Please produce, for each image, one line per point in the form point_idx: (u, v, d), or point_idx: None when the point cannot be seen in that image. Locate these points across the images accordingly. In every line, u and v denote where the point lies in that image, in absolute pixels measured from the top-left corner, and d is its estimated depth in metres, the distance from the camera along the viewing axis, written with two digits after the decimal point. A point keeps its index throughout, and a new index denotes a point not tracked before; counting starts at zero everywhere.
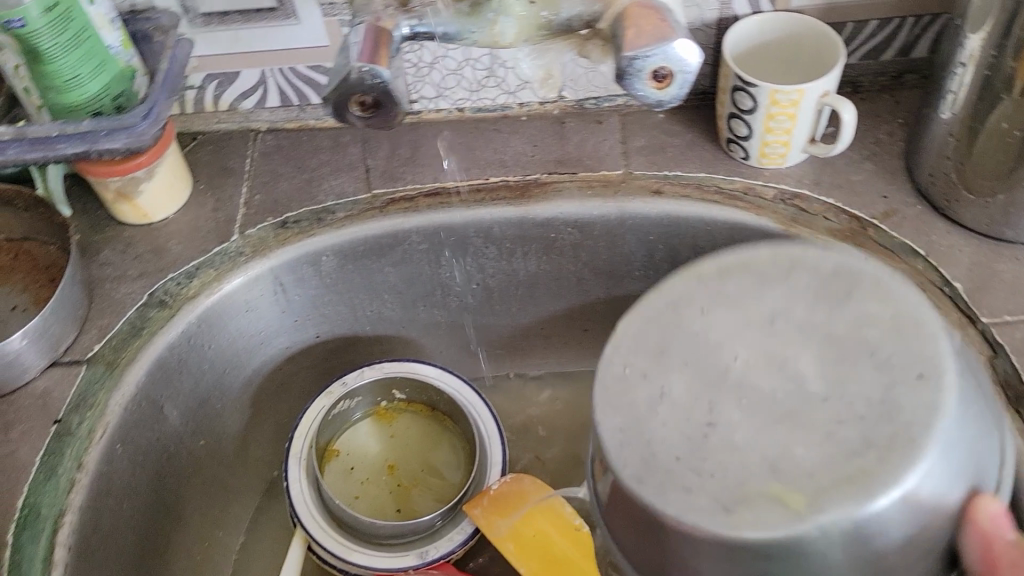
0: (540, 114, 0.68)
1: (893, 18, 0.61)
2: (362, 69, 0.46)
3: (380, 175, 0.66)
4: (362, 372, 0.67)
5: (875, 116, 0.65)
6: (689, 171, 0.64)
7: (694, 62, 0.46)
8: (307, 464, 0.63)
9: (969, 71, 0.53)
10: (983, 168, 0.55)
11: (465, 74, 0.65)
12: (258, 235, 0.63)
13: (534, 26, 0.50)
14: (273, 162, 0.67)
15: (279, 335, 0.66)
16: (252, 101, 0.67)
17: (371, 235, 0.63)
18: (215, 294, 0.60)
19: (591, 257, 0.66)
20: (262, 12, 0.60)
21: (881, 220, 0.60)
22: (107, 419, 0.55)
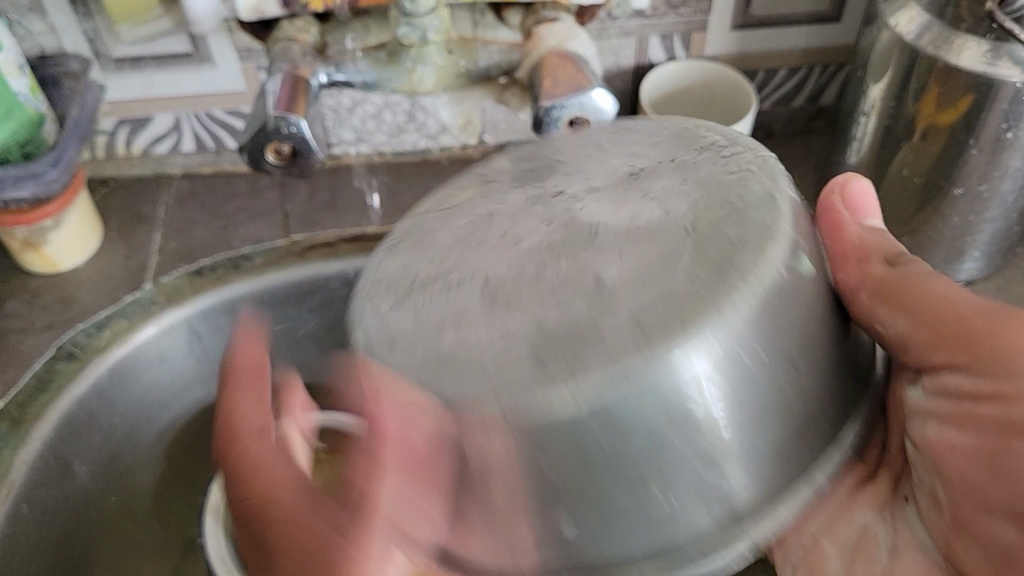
0: (461, 158, 0.68)
1: (800, 66, 0.63)
2: (278, 119, 0.46)
3: (299, 221, 0.65)
4: None
5: (786, 159, 0.67)
6: None
7: (611, 111, 0.47)
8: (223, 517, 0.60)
9: (871, 120, 0.56)
10: (887, 213, 0.58)
11: (385, 119, 0.65)
12: (172, 283, 0.61)
13: (452, 73, 0.50)
14: (187, 209, 0.65)
15: (194, 387, 0.64)
16: (166, 146, 0.65)
17: (291, 282, 0.61)
18: (127, 345, 0.59)
19: None
20: (176, 57, 0.59)
21: None
22: (11, 479, 0.53)
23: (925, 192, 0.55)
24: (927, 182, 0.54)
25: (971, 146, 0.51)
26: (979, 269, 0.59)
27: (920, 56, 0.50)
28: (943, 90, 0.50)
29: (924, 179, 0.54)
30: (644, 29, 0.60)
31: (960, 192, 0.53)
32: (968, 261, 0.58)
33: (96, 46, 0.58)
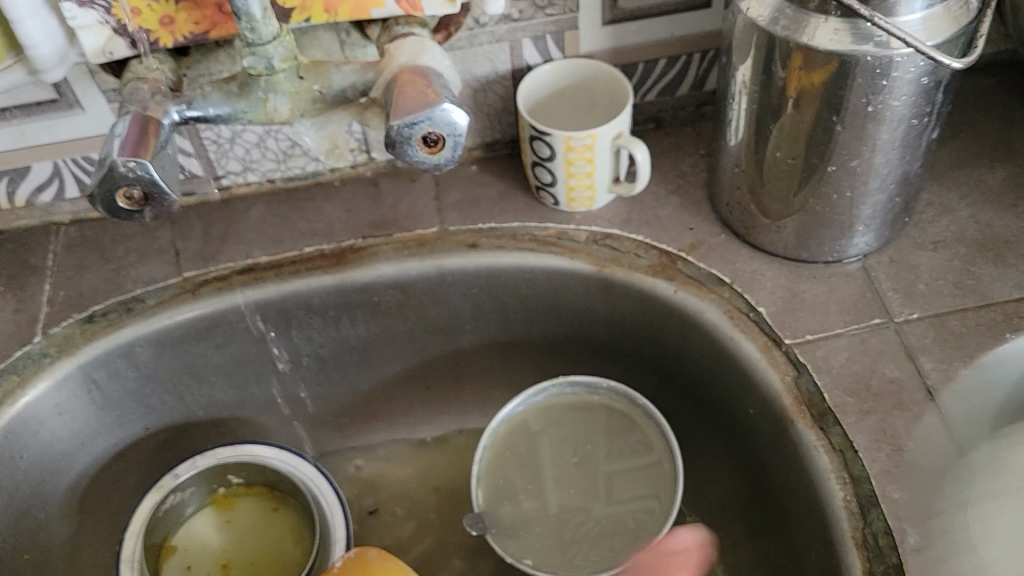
0: (354, 177, 0.68)
1: (679, 55, 0.63)
2: (125, 163, 0.45)
3: (192, 257, 0.64)
4: (194, 461, 0.63)
5: (678, 148, 0.66)
6: (504, 221, 0.64)
7: (464, 123, 0.47)
8: (140, 566, 0.59)
9: (742, 104, 0.55)
10: (771, 195, 0.57)
11: (269, 146, 0.64)
12: (64, 333, 0.60)
13: (306, 99, 0.49)
14: (77, 255, 0.64)
15: (100, 435, 0.63)
16: (49, 194, 0.64)
17: (185, 321, 0.61)
18: (18, 402, 0.58)
19: (418, 316, 0.65)
20: (43, 104, 0.58)
21: (689, 252, 0.61)
22: None
23: (802, 172, 0.54)
24: (803, 162, 0.53)
25: (838, 125, 0.50)
26: (869, 243, 0.58)
27: (777, 40, 0.49)
28: (803, 71, 0.49)
29: (800, 159, 0.53)
30: (515, 33, 0.60)
31: (834, 170, 0.53)
32: (857, 236, 0.57)
33: None
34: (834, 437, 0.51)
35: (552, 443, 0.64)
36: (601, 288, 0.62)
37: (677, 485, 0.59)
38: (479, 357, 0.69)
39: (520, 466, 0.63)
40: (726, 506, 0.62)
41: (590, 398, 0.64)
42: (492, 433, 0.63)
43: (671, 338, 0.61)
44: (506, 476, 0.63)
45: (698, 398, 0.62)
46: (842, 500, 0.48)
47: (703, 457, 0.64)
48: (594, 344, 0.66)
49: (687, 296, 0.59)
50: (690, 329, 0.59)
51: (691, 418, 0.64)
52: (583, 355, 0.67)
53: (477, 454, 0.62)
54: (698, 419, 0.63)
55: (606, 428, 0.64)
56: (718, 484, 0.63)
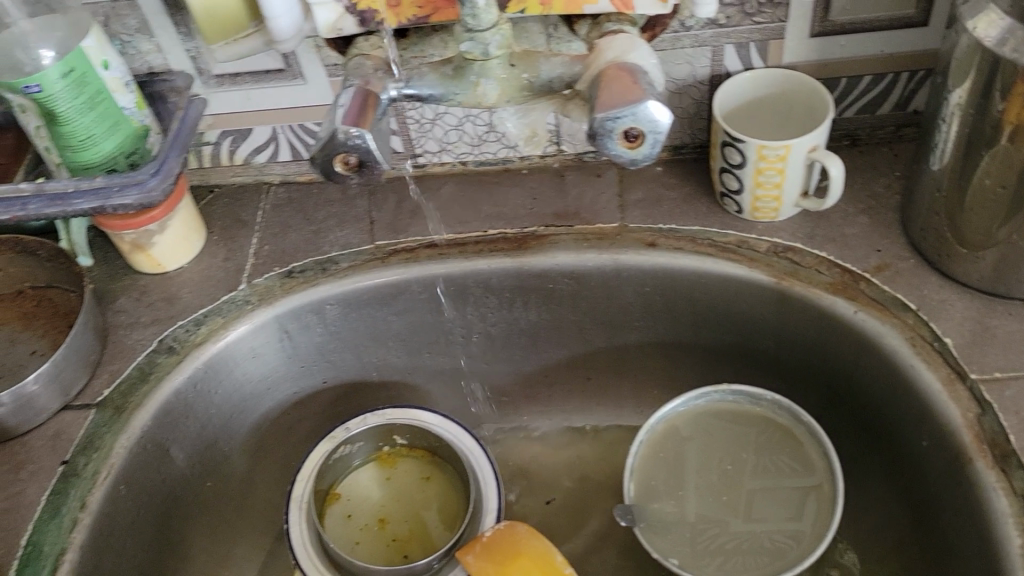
0: (541, 167, 0.70)
1: (886, 73, 0.62)
2: (347, 132, 0.49)
3: (384, 228, 0.68)
4: (365, 418, 0.68)
5: (872, 168, 0.65)
6: (684, 223, 0.65)
7: (666, 122, 0.47)
8: (308, 508, 0.64)
9: (952, 127, 0.54)
10: (971, 224, 0.55)
11: (466, 130, 0.67)
12: (265, 284, 0.66)
13: (514, 86, 0.52)
14: (283, 214, 0.70)
15: (285, 381, 0.68)
16: (265, 156, 0.70)
17: (373, 286, 0.65)
18: (221, 341, 0.63)
19: (589, 307, 0.67)
20: (270, 73, 0.63)
21: (873, 273, 0.59)
22: (111, 461, 0.58)
23: (1010, 202, 0.52)
24: (1013, 193, 0.51)
25: None
26: None
27: (1002, 63, 0.48)
28: None
29: (1010, 189, 0.51)
30: (719, 39, 0.60)
31: None
32: None
33: (198, 63, 0.63)
34: (1014, 481, 0.49)
35: (707, 447, 0.64)
36: (776, 300, 0.61)
37: (836, 507, 0.58)
38: (642, 354, 0.70)
39: (675, 466, 0.64)
40: (882, 537, 0.60)
41: (753, 409, 0.64)
42: (650, 428, 0.64)
43: (845, 357, 0.60)
44: (659, 473, 0.63)
45: (868, 422, 0.60)
46: (1018, 547, 0.47)
47: (863, 484, 0.62)
48: (760, 356, 0.66)
49: (868, 317, 0.58)
50: (866, 351, 0.58)
51: (858, 442, 0.62)
52: (747, 365, 0.67)
53: (633, 447, 0.63)
54: (866, 442, 0.61)
55: (766, 440, 0.63)
56: (876, 513, 0.61)
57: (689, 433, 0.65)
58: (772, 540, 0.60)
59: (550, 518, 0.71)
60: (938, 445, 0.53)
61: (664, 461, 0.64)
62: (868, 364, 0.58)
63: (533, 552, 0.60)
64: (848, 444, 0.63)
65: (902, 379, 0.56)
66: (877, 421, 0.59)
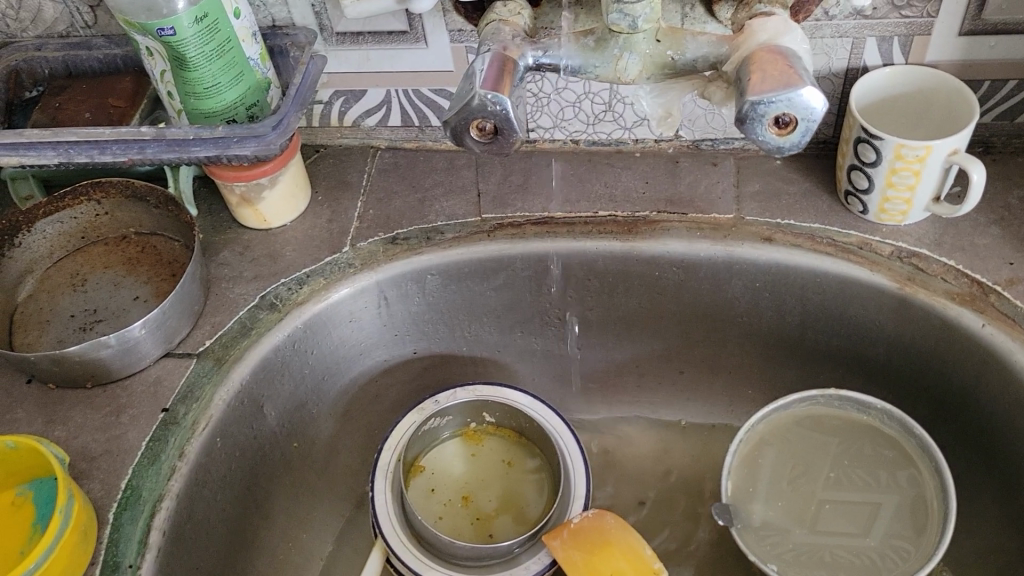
0: (655, 151, 0.68)
1: None
2: (485, 96, 0.47)
3: (491, 201, 0.67)
4: (455, 392, 0.67)
5: (1005, 178, 0.62)
6: (803, 220, 0.63)
7: (821, 109, 0.45)
8: (393, 477, 0.63)
9: None
10: None
11: (583, 107, 0.66)
12: (368, 248, 0.65)
13: (657, 64, 0.50)
14: (389, 180, 0.69)
15: (378, 347, 0.68)
16: (375, 119, 0.69)
17: (477, 258, 0.64)
18: (322, 302, 0.63)
19: (693, 299, 0.65)
20: (392, 34, 0.62)
21: (1005, 287, 0.57)
22: (210, 412, 0.57)
23: None
24: None
25: None
26: None
27: None
28: None
29: None
30: (861, 31, 0.58)
31: None
32: None
33: (322, 19, 0.62)
34: None
35: (808, 454, 0.63)
36: (896, 307, 0.59)
37: (947, 526, 0.55)
38: (742, 352, 0.68)
39: (774, 471, 0.62)
40: (987, 562, 0.57)
41: (859, 418, 0.62)
42: (750, 428, 0.63)
43: (966, 373, 0.58)
44: (757, 476, 0.62)
45: (983, 443, 0.58)
46: None
47: (969, 505, 0.60)
48: (869, 363, 0.63)
49: (997, 332, 0.55)
50: (992, 369, 0.55)
51: (970, 461, 0.60)
52: (853, 372, 0.65)
53: (733, 446, 0.62)
54: (979, 463, 0.59)
55: (872, 453, 0.61)
56: (982, 536, 0.58)
57: (790, 438, 0.63)
58: (876, 555, 0.57)
59: (633, 510, 0.69)
60: None
61: (762, 465, 0.62)
62: (992, 380, 0.56)
63: (621, 541, 0.58)
64: (957, 462, 0.61)
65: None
66: (995, 441, 0.57)
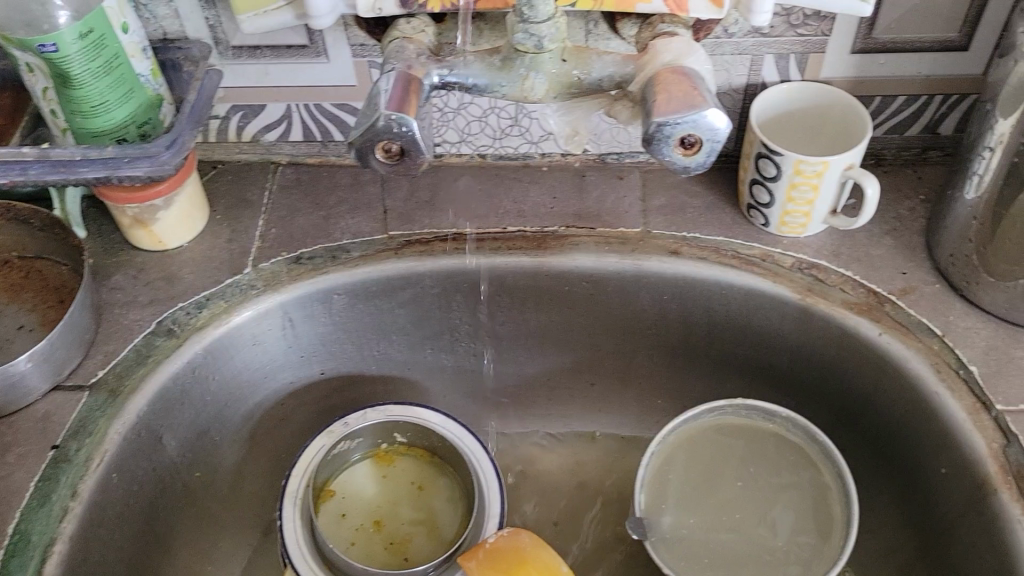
0: (562, 165, 0.68)
1: (921, 95, 0.61)
2: (390, 117, 0.46)
3: (397, 217, 0.66)
4: (365, 413, 0.65)
5: (896, 189, 0.65)
6: (708, 233, 0.64)
7: (724, 130, 0.46)
8: (303, 504, 0.61)
9: (996, 155, 0.53)
10: (1004, 254, 0.54)
11: (490, 122, 0.65)
12: (271, 269, 0.63)
13: (563, 83, 0.50)
14: (291, 197, 0.67)
15: (284, 370, 0.66)
16: (275, 135, 0.67)
17: (384, 277, 0.63)
18: (223, 326, 0.60)
19: (603, 313, 0.65)
20: (292, 48, 0.60)
21: (898, 296, 0.59)
22: (104, 447, 0.54)
23: None
24: None
25: None
26: None
27: None
28: None
29: None
30: (759, 48, 0.59)
31: None
32: None
33: (216, 32, 0.60)
34: None
35: (717, 462, 0.64)
36: (798, 317, 0.61)
37: (851, 529, 0.57)
38: (651, 364, 0.68)
39: (686, 481, 0.63)
40: (887, 561, 0.59)
41: (765, 425, 0.64)
42: (661, 440, 0.63)
43: (864, 380, 0.59)
44: (669, 486, 0.62)
45: (883, 447, 0.60)
46: None
47: (870, 507, 0.62)
48: (773, 372, 0.65)
49: (893, 341, 0.57)
50: (889, 375, 0.57)
51: (870, 465, 0.62)
52: (759, 380, 0.66)
53: (645, 458, 0.62)
54: (878, 466, 0.61)
55: (779, 459, 0.63)
56: (883, 537, 0.60)
57: (700, 448, 0.64)
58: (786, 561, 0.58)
59: (548, 525, 0.69)
60: (959, 475, 0.53)
61: (673, 475, 0.63)
62: (888, 386, 0.58)
63: (537, 559, 0.57)
64: (857, 466, 0.63)
65: (924, 406, 0.55)
66: (892, 445, 0.59)
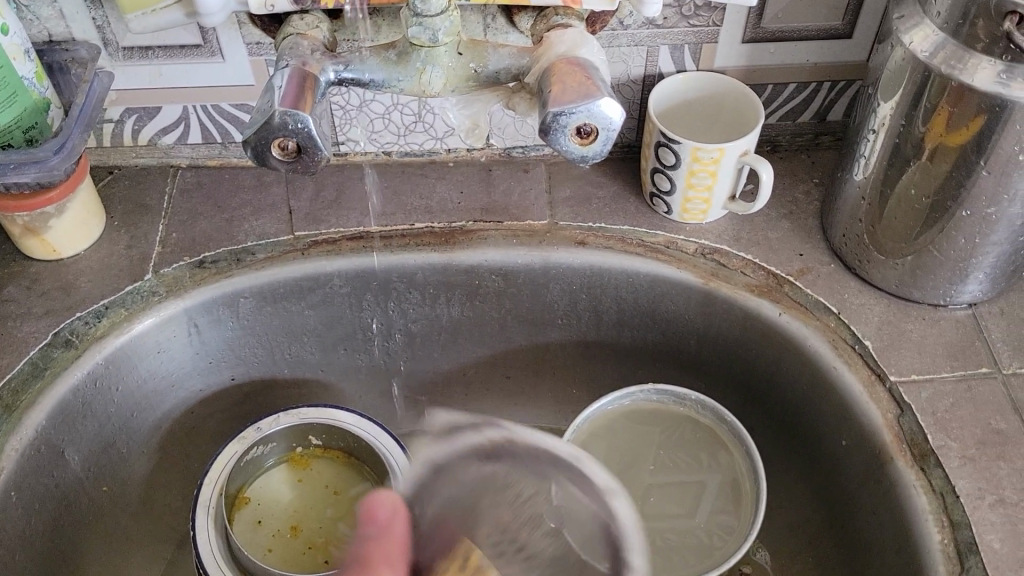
0: (468, 160, 0.68)
1: (810, 82, 0.64)
2: (284, 114, 0.46)
3: (303, 217, 0.65)
4: (278, 418, 0.65)
5: (791, 174, 0.67)
6: (613, 223, 0.65)
7: (619, 120, 0.46)
8: (215, 512, 0.60)
9: (880, 137, 0.55)
10: (892, 232, 0.57)
11: (393, 119, 0.65)
12: (174, 274, 0.61)
13: (461, 76, 0.50)
14: (192, 200, 0.65)
15: (191, 377, 0.64)
16: (173, 137, 0.65)
17: (291, 278, 0.62)
18: (124, 335, 0.59)
19: (513, 305, 0.66)
20: (185, 49, 0.59)
21: (796, 277, 0.61)
22: (0, 466, 0.52)
23: (932, 211, 0.54)
24: (935, 202, 0.53)
25: (980, 168, 0.50)
26: (981, 292, 0.58)
27: (933, 75, 0.49)
28: (954, 111, 0.49)
29: (932, 199, 0.53)
30: (654, 39, 0.60)
31: (967, 214, 0.53)
32: (971, 284, 0.57)
33: (104, 33, 0.58)
34: (932, 479, 0.51)
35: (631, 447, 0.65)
36: (703, 301, 0.62)
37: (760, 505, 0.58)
38: (564, 354, 0.69)
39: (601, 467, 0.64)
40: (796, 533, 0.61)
41: (677, 409, 0.65)
42: (576, 428, 0.64)
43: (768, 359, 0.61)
44: None
45: (788, 424, 0.62)
46: (938, 543, 0.49)
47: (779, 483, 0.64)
48: (682, 356, 0.66)
49: (792, 320, 0.59)
50: (790, 354, 0.59)
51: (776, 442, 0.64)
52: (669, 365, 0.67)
53: None
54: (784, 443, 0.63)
55: (690, 441, 0.64)
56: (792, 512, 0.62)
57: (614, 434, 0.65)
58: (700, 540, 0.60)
59: None
60: (858, 446, 0.55)
61: None
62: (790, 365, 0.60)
63: None
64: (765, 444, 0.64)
65: (824, 381, 0.57)
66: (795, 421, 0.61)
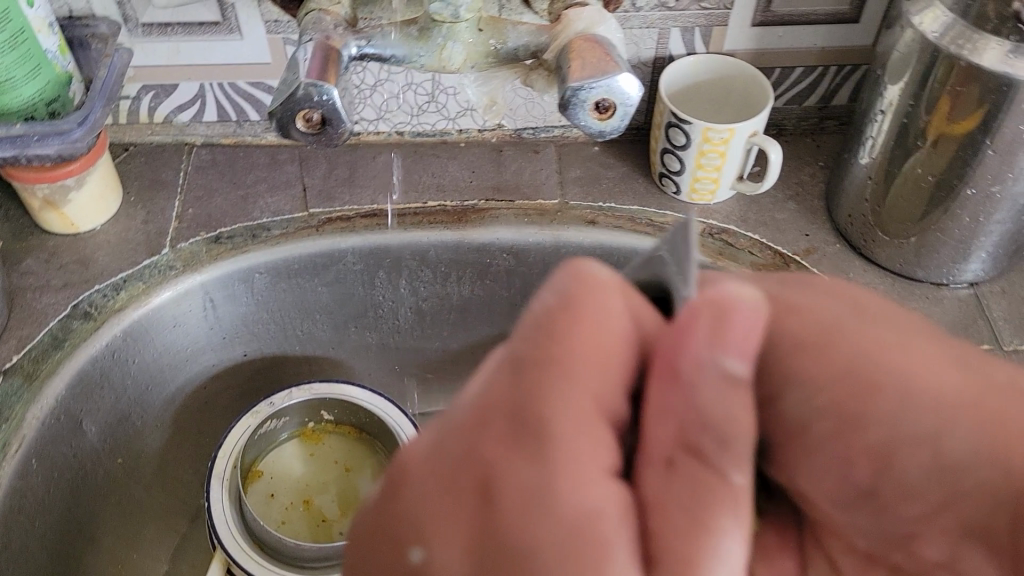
0: (479, 141, 0.69)
1: (817, 66, 0.65)
2: (310, 86, 0.46)
3: (317, 195, 0.66)
4: (291, 392, 0.65)
5: (797, 157, 0.68)
6: (623, 203, 0.66)
7: (636, 95, 0.48)
8: (230, 483, 0.60)
9: (887, 118, 0.56)
10: (897, 211, 0.58)
11: (407, 99, 0.66)
12: (190, 249, 0.62)
13: (481, 52, 0.51)
14: (207, 177, 0.66)
15: (205, 352, 0.65)
16: (189, 114, 0.66)
17: (306, 254, 0.63)
18: (142, 308, 0.59)
19: (524, 283, 0.67)
20: (204, 26, 0.60)
21: (803, 257, 0.62)
22: (22, 433, 0.53)
23: (938, 190, 0.55)
24: (941, 180, 0.54)
25: (986, 147, 0.52)
26: (983, 271, 0.60)
27: (941, 55, 0.51)
28: (962, 92, 0.51)
29: (938, 177, 0.55)
30: (665, 22, 0.61)
31: (972, 193, 0.54)
32: (973, 262, 0.59)
33: (124, 9, 0.59)
34: None
35: None
36: None
37: None
38: None
39: None
40: None
41: None
42: None
43: None
44: None
45: None
46: None
47: None
48: None
49: None
50: None
51: None
52: None
53: None
54: None
55: None
56: None
57: None
58: None
59: None
60: None
61: None
62: None
63: None
64: None
65: None
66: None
